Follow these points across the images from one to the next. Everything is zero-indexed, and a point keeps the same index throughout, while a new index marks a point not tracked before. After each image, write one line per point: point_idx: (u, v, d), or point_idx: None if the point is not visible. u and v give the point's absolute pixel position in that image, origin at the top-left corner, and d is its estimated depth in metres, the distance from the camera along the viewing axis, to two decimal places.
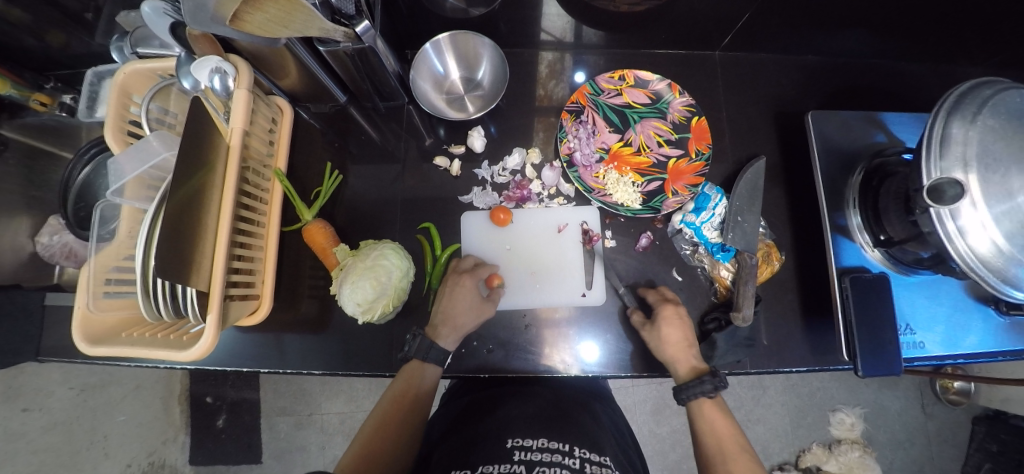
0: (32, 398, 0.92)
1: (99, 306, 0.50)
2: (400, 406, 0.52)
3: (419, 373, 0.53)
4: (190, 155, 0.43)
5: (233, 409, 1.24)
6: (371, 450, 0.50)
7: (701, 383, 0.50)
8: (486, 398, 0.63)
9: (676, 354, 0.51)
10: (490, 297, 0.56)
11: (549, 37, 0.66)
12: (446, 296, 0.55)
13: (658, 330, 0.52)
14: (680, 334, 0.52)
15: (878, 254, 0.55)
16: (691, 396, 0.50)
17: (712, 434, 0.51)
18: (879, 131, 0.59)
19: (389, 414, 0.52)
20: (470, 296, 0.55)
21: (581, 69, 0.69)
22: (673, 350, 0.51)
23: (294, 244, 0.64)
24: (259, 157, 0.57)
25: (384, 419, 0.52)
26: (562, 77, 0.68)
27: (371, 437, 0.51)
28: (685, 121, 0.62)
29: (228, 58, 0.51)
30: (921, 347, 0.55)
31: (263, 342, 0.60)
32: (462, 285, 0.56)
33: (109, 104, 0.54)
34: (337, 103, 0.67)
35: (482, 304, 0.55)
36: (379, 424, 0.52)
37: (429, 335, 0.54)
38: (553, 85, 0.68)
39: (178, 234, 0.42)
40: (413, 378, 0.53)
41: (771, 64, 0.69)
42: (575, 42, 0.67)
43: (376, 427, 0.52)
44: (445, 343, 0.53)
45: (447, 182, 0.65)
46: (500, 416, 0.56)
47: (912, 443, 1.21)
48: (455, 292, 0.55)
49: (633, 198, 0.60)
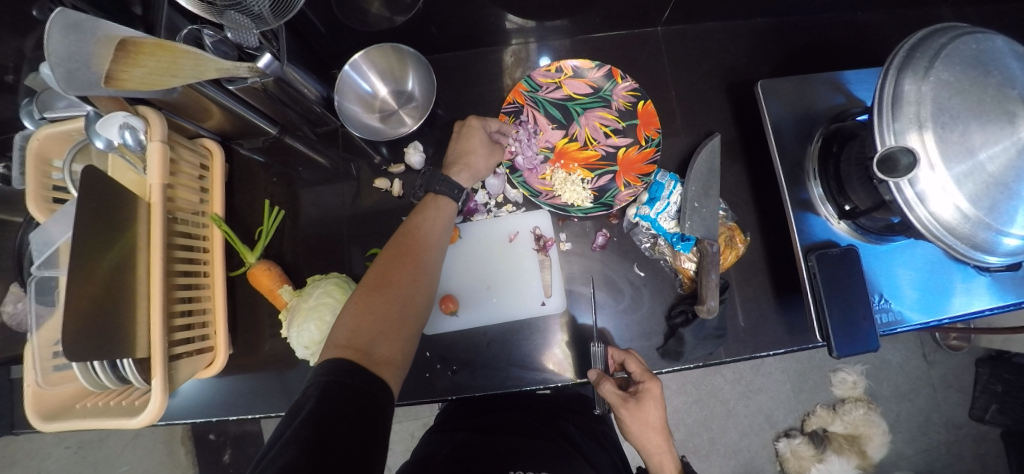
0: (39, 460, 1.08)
1: (49, 381, 0.50)
2: (415, 238, 0.48)
3: (433, 207, 0.51)
4: (100, 226, 0.41)
5: (238, 443, 1.17)
6: (387, 282, 0.44)
7: None
8: (490, 426, 0.58)
9: (654, 439, 0.52)
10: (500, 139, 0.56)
11: (514, 25, 0.61)
12: (459, 138, 0.55)
13: (642, 406, 0.50)
14: (656, 416, 0.51)
15: (845, 225, 0.53)
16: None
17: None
18: (835, 93, 0.56)
19: (403, 245, 0.47)
20: (481, 136, 0.55)
21: (546, 55, 0.66)
22: (653, 445, 0.52)
23: (245, 286, 0.62)
24: (190, 207, 0.55)
25: (396, 246, 0.47)
26: (530, 63, 0.66)
27: (380, 272, 0.45)
28: (630, 108, 0.59)
29: (138, 110, 0.48)
30: (898, 315, 0.53)
31: (224, 391, 0.59)
32: (473, 130, 0.55)
33: (29, 174, 0.53)
34: (270, 136, 0.64)
35: (492, 147, 0.55)
36: (390, 255, 0.47)
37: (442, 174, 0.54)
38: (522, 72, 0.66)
39: (98, 309, 0.40)
40: (428, 211, 0.51)
41: (719, 33, 0.65)
42: (537, 27, 0.62)
43: (388, 262, 0.46)
44: (457, 179, 0.53)
45: (394, 202, 0.63)
46: (504, 451, 0.51)
47: (917, 393, 1.20)
48: (466, 133, 0.55)
49: (583, 197, 0.57)
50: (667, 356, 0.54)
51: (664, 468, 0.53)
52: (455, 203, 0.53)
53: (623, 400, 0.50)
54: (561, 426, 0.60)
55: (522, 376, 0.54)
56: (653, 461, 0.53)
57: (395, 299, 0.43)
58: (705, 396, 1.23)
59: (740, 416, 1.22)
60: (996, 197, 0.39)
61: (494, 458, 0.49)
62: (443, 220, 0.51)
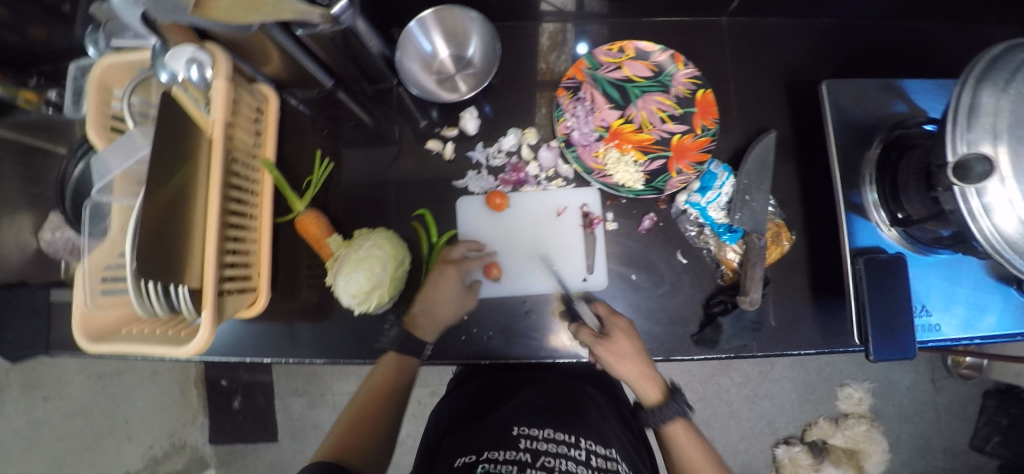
0: (50, 388, 1.13)
1: (98, 304, 0.49)
2: (380, 386, 0.56)
3: (396, 369, 0.55)
4: (169, 151, 0.40)
5: (248, 392, 1.25)
6: (360, 429, 0.54)
7: (667, 408, 0.53)
8: (492, 387, 0.63)
9: (635, 369, 0.52)
10: (473, 288, 0.57)
11: (550, 7, 0.61)
12: (431, 288, 0.55)
13: (616, 345, 0.50)
14: (634, 348, 0.52)
15: (895, 233, 0.53)
16: (659, 421, 0.53)
17: (684, 457, 0.53)
18: (900, 100, 0.55)
19: (371, 390, 0.56)
20: (452, 286, 0.55)
21: (583, 41, 0.65)
22: (633, 374, 0.52)
23: (288, 235, 0.63)
24: (245, 149, 0.55)
25: (368, 398, 0.56)
26: (565, 49, 0.64)
27: (357, 418, 0.55)
28: (689, 95, 0.59)
29: (206, 46, 0.47)
30: (937, 329, 0.52)
31: (258, 335, 0.60)
32: (446, 277, 0.55)
33: (89, 100, 0.51)
34: (324, 89, 0.63)
35: (464, 296, 0.56)
36: (364, 400, 0.56)
37: (408, 326, 0.55)
38: (557, 57, 0.64)
39: (160, 236, 0.39)
40: (385, 368, 0.55)
41: (782, 30, 0.64)
42: (578, 12, 0.63)
43: (359, 409, 0.56)
44: (423, 336, 0.54)
45: (442, 166, 0.63)
46: (507, 408, 0.55)
47: (921, 417, 1.20)
48: (436, 284, 0.55)
49: (635, 178, 0.58)
50: (701, 343, 0.55)
51: (648, 393, 0.53)
52: (418, 360, 0.55)
53: (596, 339, 0.50)
54: (568, 386, 0.63)
55: (528, 343, 0.56)
56: (640, 388, 0.53)
57: (369, 437, 0.53)
58: (710, 395, 1.24)
59: (742, 419, 1.23)
60: None
61: (500, 417, 0.53)
62: (408, 376, 0.56)
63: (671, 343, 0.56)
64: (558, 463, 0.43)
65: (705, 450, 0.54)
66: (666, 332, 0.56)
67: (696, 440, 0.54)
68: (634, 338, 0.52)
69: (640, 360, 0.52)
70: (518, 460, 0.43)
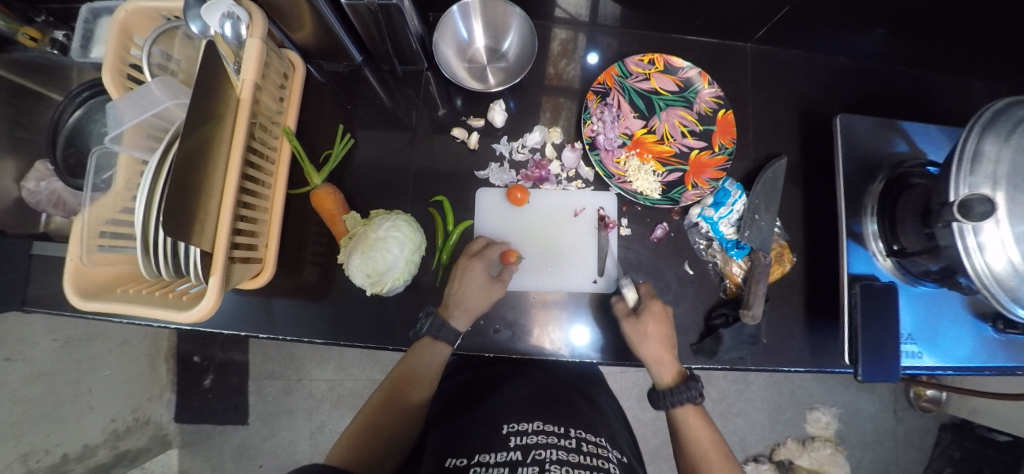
0: (16, 347, 0.85)
1: (93, 260, 0.45)
2: (407, 384, 0.54)
3: (429, 352, 0.54)
4: (203, 104, 0.39)
5: (221, 371, 1.23)
6: (381, 431, 0.53)
7: (683, 390, 0.50)
8: (480, 380, 0.64)
9: (657, 351, 0.51)
10: (500, 278, 0.57)
11: (563, 14, 0.63)
12: (457, 281, 0.55)
13: (642, 324, 0.52)
14: (662, 331, 0.52)
15: (890, 263, 0.56)
16: (680, 400, 0.50)
17: (694, 439, 0.52)
18: (903, 140, 0.58)
19: (396, 385, 0.54)
20: (480, 276, 0.55)
21: (594, 52, 0.66)
22: (653, 355, 0.51)
23: (298, 208, 0.61)
24: (268, 114, 0.54)
25: (390, 397, 0.54)
26: (573, 57, 0.66)
27: (374, 418, 0.53)
28: (711, 113, 0.61)
29: (242, 3, 0.47)
30: (917, 357, 0.55)
31: (258, 307, 0.59)
32: (473, 269, 0.56)
33: (109, 43, 0.49)
34: (352, 63, 0.63)
35: (492, 285, 0.56)
36: (386, 397, 0.55)
37: (442, 314, 0.55)
38: (564, 65, 0.65)
39: (185, 190, 0.38)
40: (420, 356, 0.54)
41: (800, 62, 0.67)
42: (590, 23, 0.65)
43: (379, 406, 0.54)
44: (456, 323, 0.54)
45: (463, 155, 0.63)
46: (495, 402, 0.56)
47: (881, 445, 1.26)
48: (466, 274, 0.55)
49: (653, 188, 0.60)
50: (701, 353, 0.56)
51: (664, 374, 0.52)
52: (448, 347, 0.54)
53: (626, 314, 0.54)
54: (556, 380, 0.63)
55: (529, 338, 0.58)
56: (656, 370, 0.52)
57: (387, 436, 0.53)
58: None
59: None
60: None
61: (489, 411, 0.54)
62: (440, 362, 0.55)
63: (672, 350, 0.58)
64: (548, 455, 0.43)
65: (715, 436, 0.52)
66: None
67: (708, 427, 0.52)
68: (667, 322, 0.53)
69: (666, 343, 0.52)
70: (509, 459, 0.43)
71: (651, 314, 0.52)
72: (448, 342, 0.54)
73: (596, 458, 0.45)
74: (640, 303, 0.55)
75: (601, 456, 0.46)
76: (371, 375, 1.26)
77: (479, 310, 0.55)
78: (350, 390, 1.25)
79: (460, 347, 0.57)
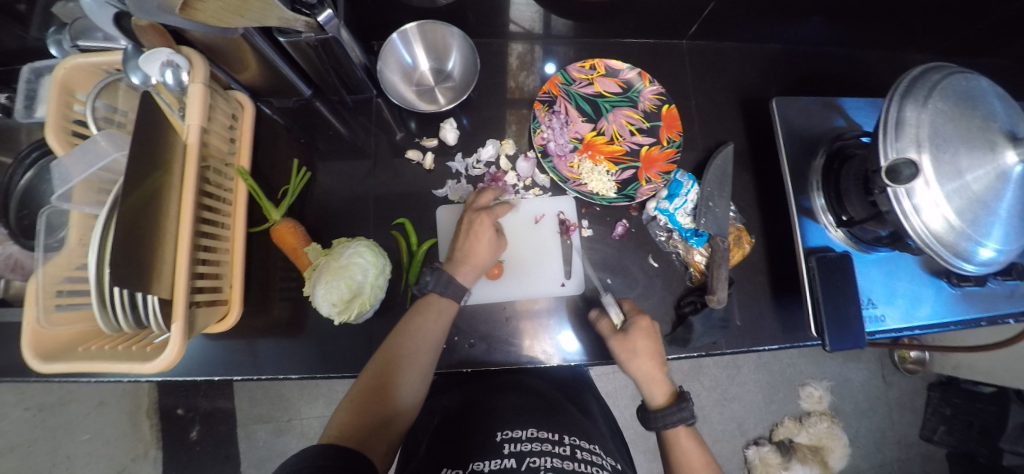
0: None
1: (52, 321, 0.44)
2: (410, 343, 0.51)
3: (433, 309, 0.53)
4: (146, 152, 0.39)
5: (207, 420, 1.22)
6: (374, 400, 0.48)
7: (678, 410, 0.52)
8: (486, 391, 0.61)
9: (648, 368, 0.53)
10: (503, 232, 0.59)
11: (519, 28, 0.65)
12: (464, 236, 0.56)
13: (631, 341, 0.52)
14: (651, 347, 0.54)
15: (841, 233, 0.58)
16: (666, 424, 0.52)
17: (684, 463, 0.53)
18: (839, 116, 0.61)
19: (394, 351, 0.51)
20: (488, 231, 0.57)
21: (551, 61, 0.68)
22: (645, 373, 0.53)
23: (261, 245, 0.61)
24: (219, 156, 0.54)
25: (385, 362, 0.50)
26: (533, 69, 0.68)
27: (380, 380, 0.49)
28: (655, 110, 0.64)
29: (180, 50, 0.47)
30: (882, 321, 0.57)
31: (229, 349, 0.58)
32: (480, 223, 0.56)
33: (49, 102, 0.48)
34: (301, 97, 0.64)
35: (498, 240, 0.57)
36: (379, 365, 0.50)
37: (449, 272, 0.55)
38: (525, 76, 0.67)
39: (135, 241, 0.37)
40: (422, 317, 0.53)
41: (736, 54, 0.70)
42: (545, 33, 0.67)
43: (368, 389, 0.49)
44: (463, 277, 0.56)
45: (421, 176, 0.64)
46: (495, 413, 0.54)
47: (875, 411, 1.28)
48: (473, 228, 0.56)
49: (607, 187, 0.62)
50: (675, 342, 0.57)
51: (656, 395, 0.54)
52: (456, 304, 0.55)
53: (612, 331, 0.54)
54: (548, 387, 0.63)
55: (507, 349, 0.58)
56: (651, 390, 0.54)
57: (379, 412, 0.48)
58: None
59: (715, 422, 1.27)
60: (977, 212, 0.43)
61: (488, 423, 0.52)
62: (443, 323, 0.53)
63: None
64: (543, 462, 0.43)
65: (706, 458, 0.54)
66: None
67: (700, 447, 0.53)
68: (654, 338, 0.54)
69: (655, 360, 0.53)
70: (503, 467, 0.43)
71: (640, 335, 0.52)
72: (455, 298, 0.54)
73: (591, 465, 0.45)
74: (625, 321, 0.55)
75: (594, 463, 0.46)
76: None
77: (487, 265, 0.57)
78: None
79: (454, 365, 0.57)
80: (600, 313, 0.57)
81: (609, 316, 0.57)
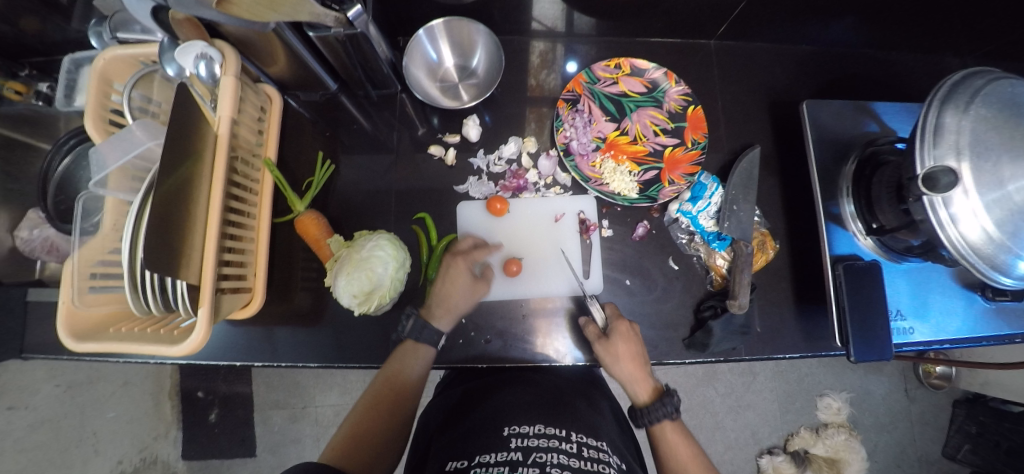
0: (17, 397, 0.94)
1: (84, 301, 0.46)
2: (394, 387, 0.55)
3: (415, 355, 0.55)
4: (180, 140, 0.40)
5: (225, 404, 1.21)
6: (366, 438, 0.54)
7: (661, 407, 0.54)
8: (482, 388, 0.63)
9: (632, 371, 0.54)
10: (483, 276, 0.59)
11: (541, 26, 0.65)
12: (443, 281, 0.57)
13: (613, 347, 0.53)
14: (633, 350, 0.54)
15: (870, 242, 0.56)
16: (653, 419, 0.54)
17: (673, 455, 0.54)
18: (872, 121, 0.59)
19: (383, 393, 0.56)
20: (464, 276, 0.58)
21: (572, 59, 0.68)
22: (630, 376, 0.54)
23: (285, 236, 0.62)
24: (248, 147, 0.55)
25: (376, 405, 0.56)
26: (553, 67, 0.67)
27: (365, 420, 0.55)
28: (680, 110, 0.63)
29: (214, 44, 0.48)
30: (910, 333, 0.55)
31: (252, 337, 0.59)
32: (455, 268, 0.58)
33: (88, 91, 0.50)
34: (327, 91, 0.65)
35: (476, 284, 0.58)
36: (370, 405, 0.56)
37: (425, 316, 0.56)
38: (545, 75, 0.67)
39: (167, 225, 0.38)
40: (400, 361, 0.55)
41: (764, 55, 0.68)
42: (567, 32, 0.66)
43: (354, 432, 0.54)
44: (439, 324, 0.56)
45: (442, 171, 0.65)
46: (498, 408, 0.55)
47: (896, 426, 1.24)
48: (449, 273, 0.58)
49: (630, 188, 0.61)
50: (693, 347, 0.57)
51: (641, 393, 0.56)
52: (433, 348, 0.55)
53: (598, 337, 0.55)
54: (560, 383, 0.63)
55: (523, 347, 0.58)
56: (636, 389, 0.55)
57: (370, 445, 0.53)
58: (695, 406, 1.26)
59: (727, 429, 1.25)
60: (1019, 223, 0.40)
61: (489, 416, 0.54)
62: (425, 367, 0.55)
63: (664, 347, 0.58)
64: (549, 458, 0.43)
65: (694, 450, 0.55)
66: (659, 336, 0.58)
67: (688, 443, 0.55)
68: (636, 341, 0.54)
69: (638, 361, 0.54)
70: (509, 460, 0.43)
71: (621, 340, 0.53)
72: (430, 344, 0.55)
73: (597, 463, 0.45)
74: (608, 325, 0.55)
75: (601, 461, 0.45)
76: None
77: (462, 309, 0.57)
78: None
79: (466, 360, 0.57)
80: (587, 320, 0.56)
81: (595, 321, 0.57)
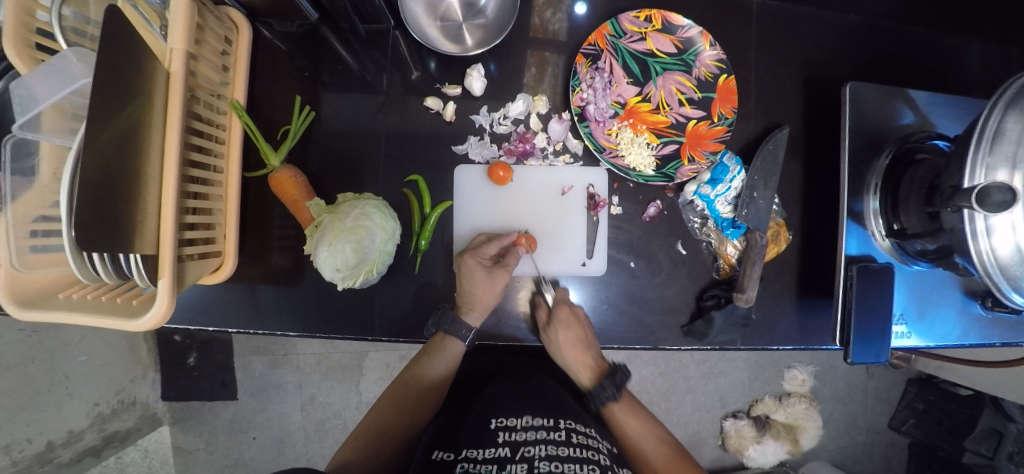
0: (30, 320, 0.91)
1: (27, 263, 0.39)
2: (417, 381, 0.56)
3: (440, 348, 0.56)
4: (120, 80, 0.32)
5: (204, 349, 1.20)
6: (388, 428, 0.53)
7: (603, 389, 0.57)
8: (478, 369, 0.63)
9: (575, 356, 0.56)
10: (502, 265, 0.55)
11: None
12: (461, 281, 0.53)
13: (555, 335, 0.53)
14: (576, 338, 0.54)
15: (888, 243, 0.53)
16: (599, 402, 0.57)
17: (630, 435, 0.56)
18: (910, 109, 0.54)
19: (405, 385, 0.56)
20: (480, 271, 0.53)
21: (585, 1, 0.58)
22: (575, 360, 0.57)
23: (258, 192, 0.55)
24: (210, 87, 0.47)
25: (397, 398, 0.55)
26: (561, 6, 0.57)
27: (382, 417, 0.54)
28: (711, 79, 0.56)
29: None
30: (904, 337, 0.55)
31: (227, 299, 0.55)
32: (471, 265, 0.54)
33: (4, 5, 0.39)
34: (306, 21, 0.55)
35: (494, 275, 0.54)
36: (387, 401, 0.56)
37: (454, 310, 0.55)
38: (551, 15, 0.57)
39: (110, 188, 0.31)
40: (428, 357, 0.56)
41: (809, 21, 0.60)
42: None
43: (371, 429, 0.53)
44: (468, 319, 0.54)
45: (439, 128, 0.57)
46: (483, 398, 0.54)
47: (852, 398, 1.34)
48: (466, 272, 0.53)
49: (646, 163, 0.56)
50: (690, 335, 0.56)
51: (584, 378, 0.59)
52: (461, 344, 0.55)
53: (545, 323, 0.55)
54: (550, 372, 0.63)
55: (517, 325, 0.58)
56: (579, 374, 0.59)
57: (392, 437, 0.52)
58: (671, 370, 1.32)
59: (698, 393, 1.32)
60: None
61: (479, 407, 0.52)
62: (452, 359, 0.56)
63: (661, 332, 0.56)
64: (538, 451, 0.43)
65: (649, 428, 0.57)
66: (657, 321, 0.57)
67: (653, 433, 0.56)
68: (579, 327, 0.54)
69: (581, 347, 0.55)
70: (498, 457, 0.42)
71: (564, 327, 0.53)
72: (460, 338, 0.54)
73: (586, 450, 0.44)
74: (553, 312, 0.55)
75: (590, 448, 0.45)
76: (360, 349, 1.25)
77: (487, 300, 0.54)
78: (337, 364, 1.25)
79: (473, 339, 0.56)
80: (540, 301, 0.57)
81: (545, 302, 0.57)
